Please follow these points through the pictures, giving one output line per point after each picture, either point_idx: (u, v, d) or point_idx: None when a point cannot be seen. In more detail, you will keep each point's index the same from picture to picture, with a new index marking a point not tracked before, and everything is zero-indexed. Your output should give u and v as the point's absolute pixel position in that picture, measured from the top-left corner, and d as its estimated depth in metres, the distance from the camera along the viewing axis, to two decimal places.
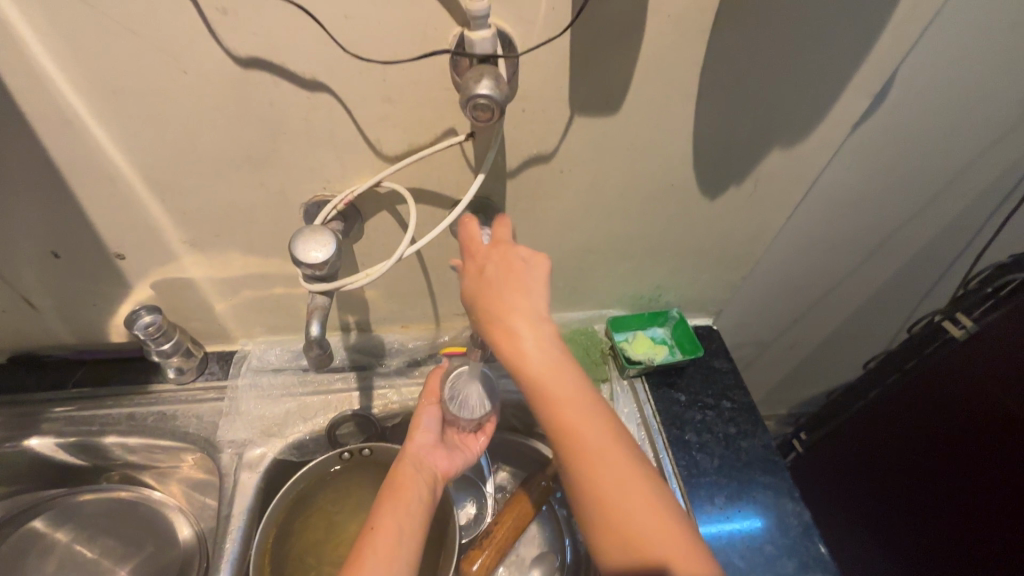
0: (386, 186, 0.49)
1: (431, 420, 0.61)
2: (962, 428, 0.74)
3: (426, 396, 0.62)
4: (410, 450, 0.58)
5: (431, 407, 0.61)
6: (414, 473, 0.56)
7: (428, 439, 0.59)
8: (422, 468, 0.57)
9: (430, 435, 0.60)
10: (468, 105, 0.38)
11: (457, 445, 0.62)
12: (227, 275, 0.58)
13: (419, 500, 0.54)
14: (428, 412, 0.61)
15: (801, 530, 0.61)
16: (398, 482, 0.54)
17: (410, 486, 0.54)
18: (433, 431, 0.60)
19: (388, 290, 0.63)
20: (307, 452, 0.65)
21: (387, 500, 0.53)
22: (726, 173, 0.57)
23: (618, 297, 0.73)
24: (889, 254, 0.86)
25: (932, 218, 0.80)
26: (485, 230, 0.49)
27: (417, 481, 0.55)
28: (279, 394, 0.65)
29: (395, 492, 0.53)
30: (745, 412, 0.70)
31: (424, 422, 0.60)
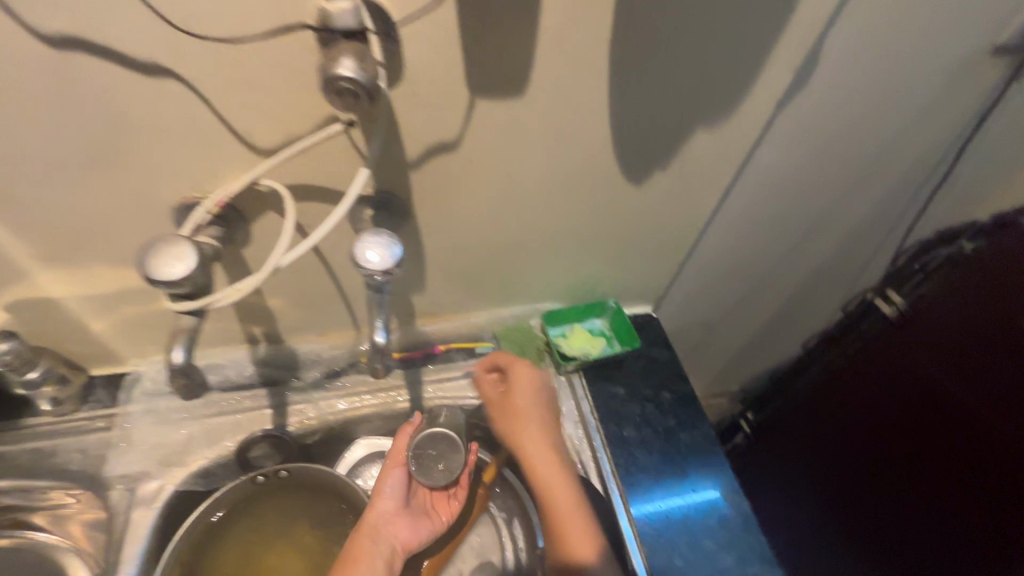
0: (265, 185, 0.43)
1: (396, 483, 0.58)
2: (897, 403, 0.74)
3: (393, 457, 0.60)
4: (371, 517, 0.56)
5: (398, 469, 0.59)
6: (373, 540, 0.54)
7: (390, 506, 0.57)
8: (382, 539, 0.55)
9: (393, 500, 0.57)
10: (331, 90, 0.33)
11: (423, 512, 0.60)
12: (97, 291, 0.50)
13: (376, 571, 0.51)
14: (392, 476, 0.59)
15: (740, 523, 0.60)
16: (355, 549, 0.52)
17: (366, 554, 0.52)
18: (396, 496, 0.58)
19: (295, 297, 0.57)
20: (214, 481, 0.58)
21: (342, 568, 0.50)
22: (651, 157, 0.53)
23: (552, 291, 0.69)
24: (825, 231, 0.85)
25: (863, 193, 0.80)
26: (383, 231, 0.42)
27: (374, 550, 0.53)
28: (179, 418, 0.59)
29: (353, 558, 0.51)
30: (685, 402, 0.68)
31: (388, 487, 0.58)
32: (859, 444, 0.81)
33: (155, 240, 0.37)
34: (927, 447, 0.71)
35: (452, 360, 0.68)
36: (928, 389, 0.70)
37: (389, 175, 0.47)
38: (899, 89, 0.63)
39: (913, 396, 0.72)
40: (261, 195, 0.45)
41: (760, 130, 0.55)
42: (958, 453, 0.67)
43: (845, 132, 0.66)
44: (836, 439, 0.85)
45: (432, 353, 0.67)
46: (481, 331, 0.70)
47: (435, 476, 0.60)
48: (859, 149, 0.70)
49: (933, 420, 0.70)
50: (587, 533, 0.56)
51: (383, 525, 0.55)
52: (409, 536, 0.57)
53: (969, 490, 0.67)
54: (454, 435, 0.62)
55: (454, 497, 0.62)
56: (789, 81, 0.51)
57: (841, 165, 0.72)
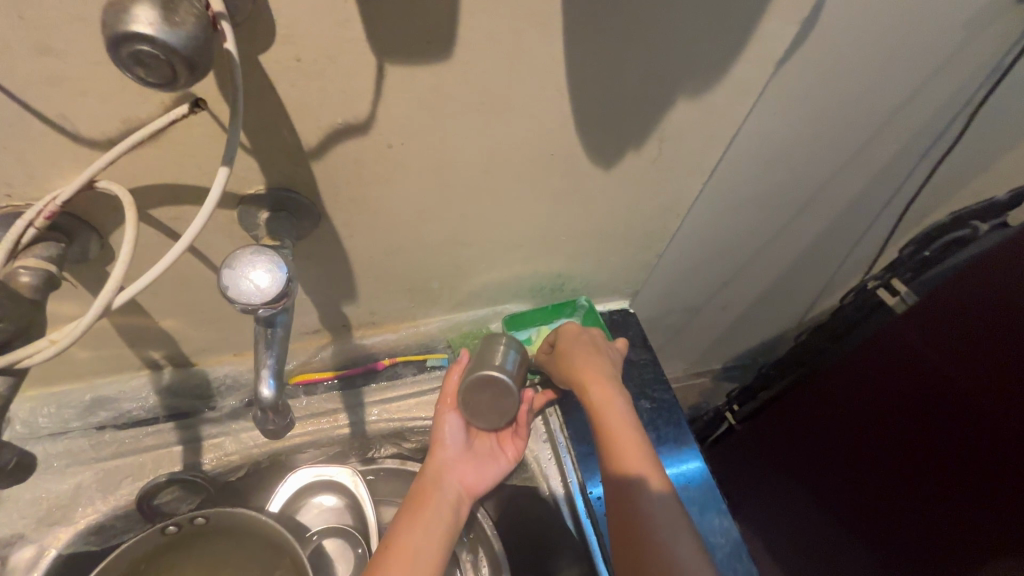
0: (102, 186, 0.32)
1: (453, 429, 0.53)
2: (895, 401, 0.68)
3: (444, 400, 0.53)
4: (435, 463, 0.52)
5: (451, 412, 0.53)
6: (437, 491, 0.50)
7: (451, 451, 0.53)
8: (447, 485, 0.51)
9: (454, 445, 0.53)
10: (125, 55, 0.22)
11: (488, 451, 0.55)
12: None
13: (444, 521, 0.48)
14: (449, 420, 0.53)
15: (727, 551, 0.53)
16: (417, 501, 0.48)
17: (429, 507, 0.48)
18: (457, 440, 0.53)
19: (194, 316, 0.47)
20: (112, 536, 0.50)
21: (402, 521, 0.46)
22: (622, 137, 0.43)
23: (513, 291, 0.60)
24: (818, 206, 0.77)
25: (862, 163, 0.72)
26: (260, 250, 0.31)
27: (439, 504, 0.49)
28: (65, 465, 0.49)
29: (416, 510, 0.47)
30: (666, 411, 0.61)
31: (446, 433, 0.53)
32: (850, 444, 0.75)
33: None
34: (922, 454, 0.65)
35: (399, 374, 0.59)
36: (931, 388, 0.64)
37: (284, 168, 0.36)
38: (913, 44, 0.54)
39: (913, 395, 0.66)
40: (109, 200, 0.34)
41: (754, 99, 0.45)
42: (957, 462, 0.61)
43: (849, 95, 0.57)
44: (825, 437, 0.79)
45: (375, 368, 0.58)
46: (433, 340, 0.61)
47: (490, 419, 0.52)
48: (857, 117, 0.62)
49: (933, 423, 0.63)
50: (636, 447, 0.48)
51: (445, 474, 0.51)
52: (476, 481, 0.53)
53: (965, 503, 0.61)
54: (508, 378, 0.49)
55: (518, 433, 0.56)
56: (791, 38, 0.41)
57: (838, 135, 0.63)
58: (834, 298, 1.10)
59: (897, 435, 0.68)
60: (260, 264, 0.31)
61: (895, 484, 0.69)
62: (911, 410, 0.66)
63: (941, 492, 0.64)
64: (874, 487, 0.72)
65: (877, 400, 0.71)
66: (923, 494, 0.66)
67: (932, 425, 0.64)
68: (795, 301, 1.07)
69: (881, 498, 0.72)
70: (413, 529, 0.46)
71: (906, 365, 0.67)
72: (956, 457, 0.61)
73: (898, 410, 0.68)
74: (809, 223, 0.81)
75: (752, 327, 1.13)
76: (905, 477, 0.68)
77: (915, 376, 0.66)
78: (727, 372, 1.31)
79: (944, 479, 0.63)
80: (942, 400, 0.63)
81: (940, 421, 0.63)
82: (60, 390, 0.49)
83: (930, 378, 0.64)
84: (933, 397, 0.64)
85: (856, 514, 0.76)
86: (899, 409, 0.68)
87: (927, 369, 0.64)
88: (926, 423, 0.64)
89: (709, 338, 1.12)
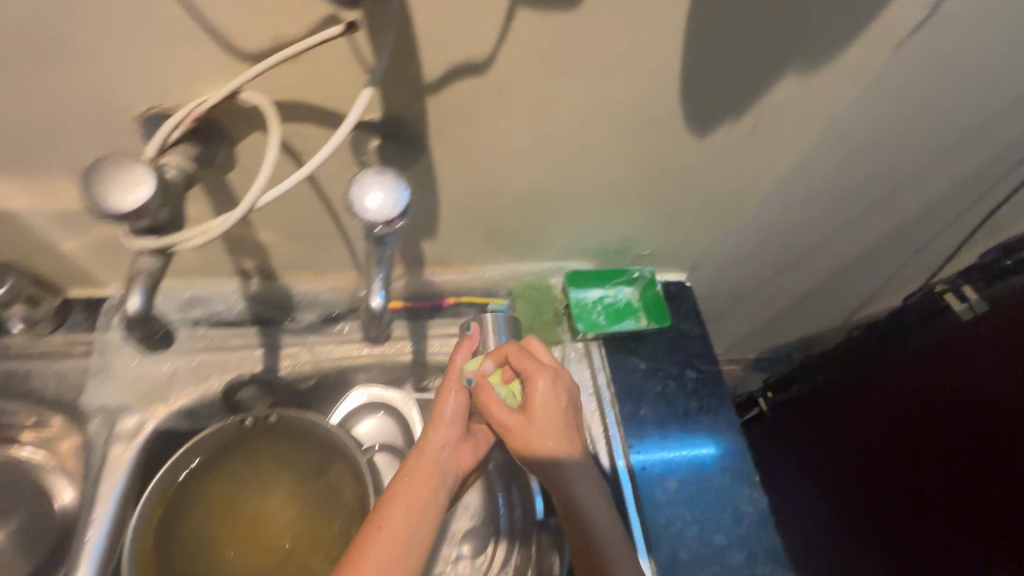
0: (245, 99, 0.35)
1: (455, 409, 0.50)
2: (916, 410, 0.66)
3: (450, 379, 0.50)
4: (428, 450, 0.48)
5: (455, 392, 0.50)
6: (432, 478, 0.46)
7: (449, 434, 0.49)
8: (443, 465, 0.48)
9: (454, 426, 0.49)
10: None
11: (473, 438, 0.51)
12: (62, 208, 0.44)
13: (438, 504, 0.45)
14: (452, 400, 0.50)
15: (755, 520, 0.55)
16: (418, 486, 0.45)
17: (427, 490, 0.45)
18: (457, 423, 0.49)
19: (290, 232, 0.50)
20: (199, 420, 0.55)
21: (393, 509, 0.43)
22: (722, 103, 0.43)
23: (578, 249, 0.62)
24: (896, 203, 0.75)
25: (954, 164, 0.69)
26: (378, 172, 0.34)
27: (432, 486, 0.46)
28: (162, 350, 0.54)
29: (412, 500, 0.44)
30: (710, 384, 0.62)
31: (449, 411, 0.49)
32: (864, 446, 0.74)
33: (99, 163, 0.30)
34: (938, 468, 0.63)
35: (461, 315, 0.62)
36: (960, 402, 0.61)
37: (401, 99, 0.38)
38: None
39: (938, 407, 0.64)
40: (245, 114, 0.37)
41: (862, 83, 0.44)
42: (975, 481, 0.60)
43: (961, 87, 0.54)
44: (841, 436, 0.77)
45: (440, 306, 0.62)
46: (495, 286, 0.64)
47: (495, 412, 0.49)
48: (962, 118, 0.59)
49: (957, 440, 0.61)
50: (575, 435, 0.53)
51: (440, 459, 0.48)
52: (462, 469, 0.49)
53: (971, 523, 0.60)
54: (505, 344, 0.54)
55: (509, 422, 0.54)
56: (914, 22, 0.40)
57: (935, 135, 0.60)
58: (887, 303, 1.08)
59: (913, 447, 0.66)
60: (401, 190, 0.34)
61: (901, 494, 0.68)
62: (933, 422, 0.64)
63: (948, 509, 0.62)
64: (879, 492, 0.71)
65: (911, 411, 0.67)
66: (929, 508, 0.64)
67: (955, 441, 0.61)
68: (845, 300, 1.06)
69: (883, 504, 0.71)
70: (409, 510, 0.43)
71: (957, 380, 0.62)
72: (997, 480, 0.57)
73: (919, 421, 0.66)
74: (881, 220, 0.79)
75: (796, 321, 1.12)
76: (913, 488, 0.66)
77: (944, 389, 0.63)
78: (761, 364, 1.31)
79: (955, 496, 0.62)
80: (970, 418, 0.60)
81: (975, 443, 0.59)
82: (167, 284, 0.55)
83: (961, 392, 0.61)
84: (962, 411, 0.61)
85: (855, 516, 0.75)
86: (921, 419, 0.65)
87: (960, 383, 0.62)
88: (948, 438, 0.62)
89: (751, 325, 1.11)
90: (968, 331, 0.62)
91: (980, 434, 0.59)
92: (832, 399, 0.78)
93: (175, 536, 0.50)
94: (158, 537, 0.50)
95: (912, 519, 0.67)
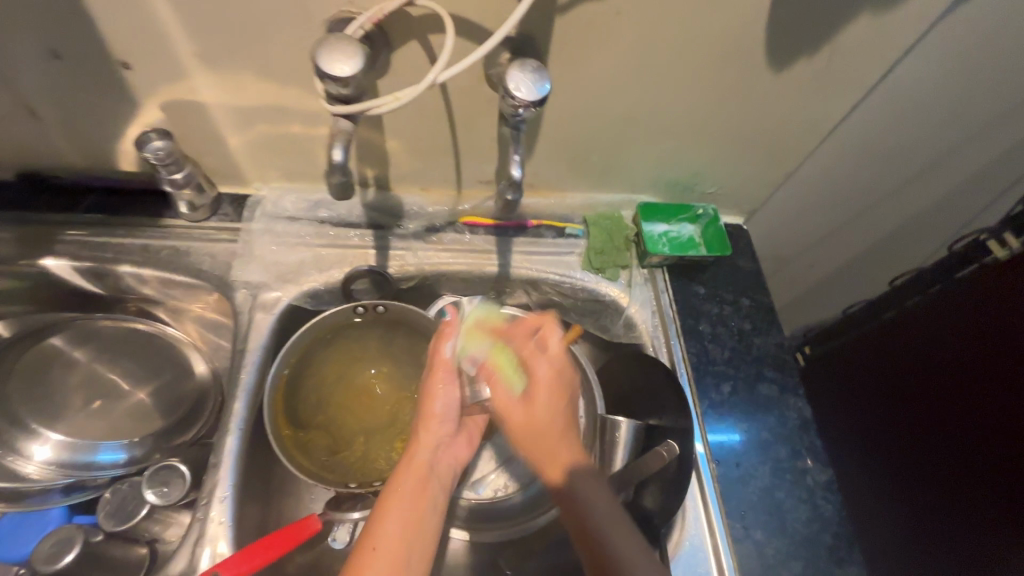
0: (420, 6, 0.43)
1: (447, 404, 0.57)
2: (958, 356, 0.71)
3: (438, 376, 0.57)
4: (424, 443, 0.55)
5: (447, 383, 0.58)
6: (429, 471, 0.53)
7: (440, 429, 0.57)
8: (436, 464, 0.55)
9: (446, 424, 0.57)
10: None
11: (462, 432, 0.60)
12: (242, 103, 0.53)
13: (438, 502, 0.52)
14: (442, 400, 0.57)
15: (798, 424, 0.62)
16: (416, 480, 0.52)
17: (427, 487, 0.52)
18: (447, 422, 0.57)
19: (412, 142, 0.59)
20: (320, 304, 0.64)
21: (396, 497, 0.50)
22: (804, 36, 0.50)
23: (651, 182, 0.69)
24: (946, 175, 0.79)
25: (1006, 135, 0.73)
26: (530, 67, 0.43)
27: (426, 481, 0.52)
28: (293, 241, 0.64)
29: (414, 497, 0.51)
30: (763, 311, 0.69)
31: (440, 412, 0.57)
32: (905, 395, 0.79)
33: (327, 38, 0.40)
34: (982, 405, 0.68)
35: (541, 236, 0.70)
36: (997, 344, 0.67)
37: (536, 17, 0.46)
38: None
39: (978, 349, 0.69)
40: (412, 21, 0.45)
41: (927, 25, 0.51)
42: (1014, 413, 0.65)
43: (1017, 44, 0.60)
44: (882, 389, 0.82)
45: (523, 226, 0.70)
46: (572, 213, 0.72)
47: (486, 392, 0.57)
48: None
49: (998, 377, 0.67)
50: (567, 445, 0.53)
51: (435, 449, 0.56)
52: (453, 459, 0.57)
53: (1010, 452, 0.65)
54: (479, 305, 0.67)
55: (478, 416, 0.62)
56: None
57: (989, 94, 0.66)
58: None
59: (944, 380, 0.73)
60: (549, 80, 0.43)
61: (942, 434, 0.73)
62: (975, 363, 0.69)
63: (990, 442, 0.67)
64: (919, 435, 0.77)
65: (940, 349, 0.74)
66: (966, 437, 0.70)
67: (996, 378, 0.67)
68: None
69: (923, 446, 0.76)
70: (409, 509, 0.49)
71: (984, 316, 0.69)
72: (1016, 401, 0.64)
73: (960, 365, 0.71)
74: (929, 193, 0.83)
75: None
76: (956, 427, 0.71)
77: (984, 332, 0.68)
78: None
79: (996, 429, 0.67)
80: (1007, 357, 0.65)
81: (999, 372, 0.66)
82: (302, 187, 0.65)
83: (998, 334, 0.67)
84: (999, 352, 0.66)
85: (893, 460, 0.80)
86: (963, 363, 0.71)
87: (996, 327, 0.67)
88: (990, 376, 0.67)
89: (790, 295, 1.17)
90: (998, 279, 0.67)
91: (1005, 363, 0.66)
92: (868, 344, 0.86)
93: (299, 397, 0.59)
94: (288, 393, 0.58)
95: (953, 456, 0.72)
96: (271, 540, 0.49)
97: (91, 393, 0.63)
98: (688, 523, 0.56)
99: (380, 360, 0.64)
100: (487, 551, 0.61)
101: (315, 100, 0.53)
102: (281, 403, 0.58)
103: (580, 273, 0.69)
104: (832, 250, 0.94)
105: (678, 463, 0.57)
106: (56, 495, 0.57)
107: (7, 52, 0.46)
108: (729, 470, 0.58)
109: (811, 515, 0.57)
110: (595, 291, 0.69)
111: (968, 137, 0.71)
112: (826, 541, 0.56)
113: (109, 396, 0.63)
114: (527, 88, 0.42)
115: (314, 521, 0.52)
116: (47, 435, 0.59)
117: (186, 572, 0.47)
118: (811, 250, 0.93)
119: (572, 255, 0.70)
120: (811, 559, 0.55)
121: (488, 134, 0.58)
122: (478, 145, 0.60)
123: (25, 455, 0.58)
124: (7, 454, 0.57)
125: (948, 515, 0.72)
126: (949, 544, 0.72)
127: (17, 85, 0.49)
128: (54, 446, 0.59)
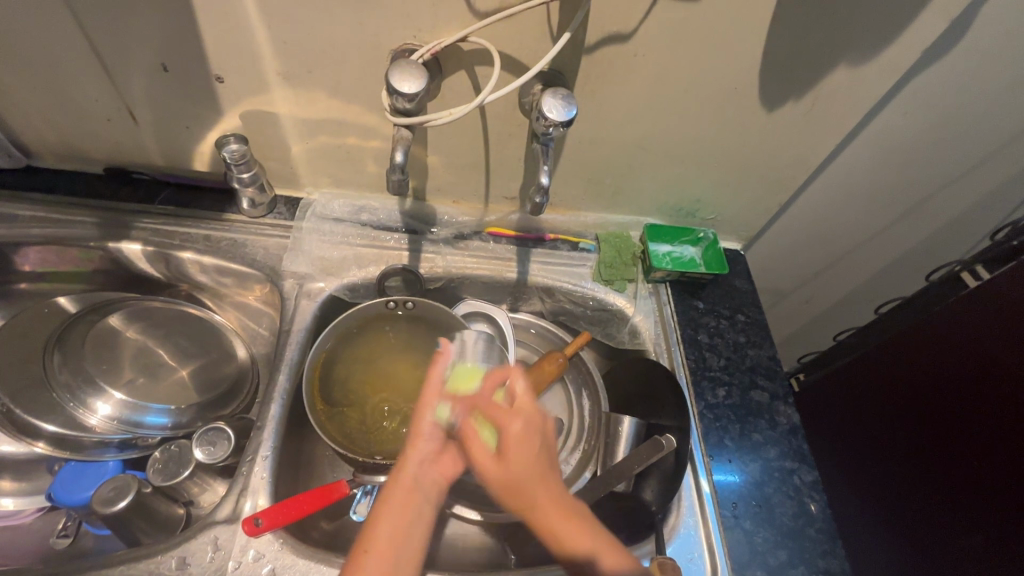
0: (471, 42, 0.52)
1: (436, 420, 0.54)
2: (957, 389, 0.75)
3: (427, 394, 0.54)
4: (410, 459, 0.52)
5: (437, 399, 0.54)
6: (415, 488, 0.51)
7: (429, 445, 0.53)
8: (423, 481, 0.52)
9: (433, 440, 0.54)
10: None
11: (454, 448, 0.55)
12: (310, 116, 0.62)
13: (423, 522, 0.50)
14: (432, 412, 0.54)
15: (787, 428, 0.67)
16: (400, 494, 0.50)
17: (412, 506, 0.50)
18: (436, 435, 0.54)
19: (450, 159, 0.67)
20: (357, 295, 0.72)
21: (383, 515, 0.49)
22: (790, 83, 0.59)
23: (656, 206, 0.77)
24: (928, 218, 0.86)
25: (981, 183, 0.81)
26: (563, 95, 0.52)
27: (415, 493, 0.51)
28: (338, 240, 0.72)
29: (400, 511, 0.49)
30: (757, 326, 0.75)
31: (427, 424, 0.54)
32: (907, 424, 0.82)
33: (398, 62, 0.49)
34: (978, 438, 0.71)
35: (557, 248, 0.77)
36: (992, 378, 0.70)
37: (566, 55, 0.55)
38: None
39: (976, 383, 0.72)
40: (463, 54, 0.54)
41: (897, 79, 0.60)
42: (1003, 444, 0.68)
43: (977, 102, 0.69)
44: (887, 416, 0.86)
45: (542, 239, 0.77)
46: (584, 231, 0.80)
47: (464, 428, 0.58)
48: (984, 129, 0.73)
49: (991, 410, 0.70)
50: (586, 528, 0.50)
51: (423, 464, 0.53)
52: (446, 475, 0.54)
53: (1000, 481, 0.68)
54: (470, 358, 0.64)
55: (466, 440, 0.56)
56: (938, 33, 0.55)
57: (961, 144, 0.74)
58: None
59: (935, 408, 0.78)
60: (575, 105, 0.52)
61: (940, 464, 0.77)
62: (972, 396, 0.73)
63: (982, 472, 0.71)
64: (917, 460, 0.80)
65: (932, 378, 0.78)
66: (958, 464, 0.74)
67: (991, 411, 0.70)
68: None
69: (923, 473, 0.79)
70: (396, 523, 0.48)
71: (967, 347, 0.74)
72: (1000, 429, 0.69)
73: (959, 398, 0.74)
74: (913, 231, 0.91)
75: None
76: (951, 455, 0.75)
77: (980, 366, 0.72)
78: None
79: (986, 457, 0.70)
80: (1001, 392, 0.69)
81: (985, 400, 0.71)
82: (349, 194, 0.75)
83: (994, 370, 0.70)
84: (993, 386, 0.70)
85: (896, 483, 0.84)
86: (964, 397, 0.74)
87: (993, 363, 0.70)
88: (985, 409, 0.71)
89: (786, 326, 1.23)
90: (986, 317, 0.72)
91: (989, 392, 0.70)
92: (862, 371, 0.92)
93: (333, 378, 0.66)
94: (323, 373, 0.65)
95: (950, 483, 0.75)
96: (307, 496, 0.55)
97: (143, 365, 0.69)
98: (682, 511, 0.61)
99: (407, 348, 0.69)
100: (493, 533, 0.66)
101: (372, 117, 0.62)
102: (317, 381, 0.64)
103: (590, 283, 0.76)
104: (826, 282, 1.00)
105: (676, 457, 0.62)
106: (112, 449, 0.63)
107: (124, 63, 0.55)
108: (722, 466, 0.63)
109: (797, 510, 0.62)
110: (603, 300, 0.76)
111: (942, 182, 0.80)
112: (810, 534, 0.61)
113: (159, 368, 0.70)
114: (558, 111, 0.51)
115: (343, 484, 0.58)
116: (110, 392, 0.66)
117: (229, 519, 0.54)
118: (805, 281, 1.00)
119: (584, 267, 0.77)
120: (796, 550, 0.60)
121: (515, 154, 0.66)
122: (507, 165, 0.68)
123: (91, 409, 0.65)
124: (76, 407, 0.64)
125: (944, 537, 0.76)
126: (947, 565, 0.76)
127: (126, 92, 0.59)
128: (115, 404, 0.66)
